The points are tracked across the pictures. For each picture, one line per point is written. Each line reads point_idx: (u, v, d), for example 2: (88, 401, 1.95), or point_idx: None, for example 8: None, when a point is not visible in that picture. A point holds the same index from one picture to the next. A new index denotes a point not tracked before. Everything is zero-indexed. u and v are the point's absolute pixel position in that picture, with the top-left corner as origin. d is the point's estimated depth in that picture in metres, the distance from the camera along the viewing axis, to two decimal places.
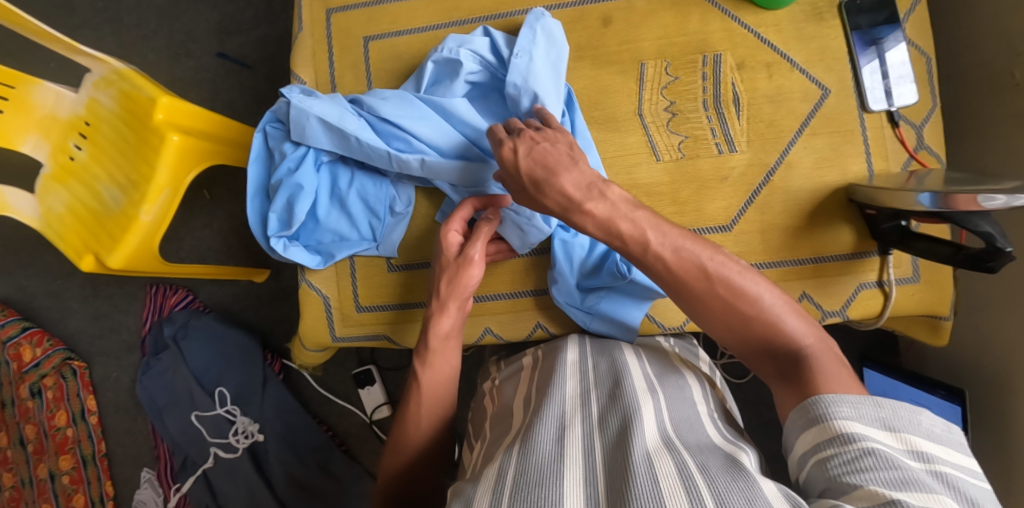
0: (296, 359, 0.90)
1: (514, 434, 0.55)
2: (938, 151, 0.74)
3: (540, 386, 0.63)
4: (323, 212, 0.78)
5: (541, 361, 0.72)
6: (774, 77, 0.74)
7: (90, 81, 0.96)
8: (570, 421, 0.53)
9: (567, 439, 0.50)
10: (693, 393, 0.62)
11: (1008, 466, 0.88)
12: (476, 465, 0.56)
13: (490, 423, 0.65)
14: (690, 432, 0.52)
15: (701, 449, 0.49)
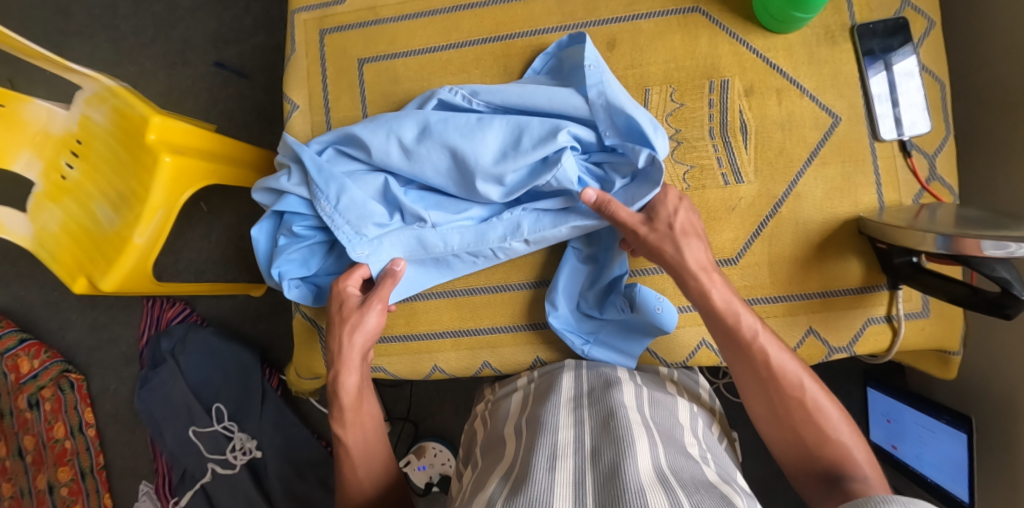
0: (293, 387, 0.87)
1: (505, 464, 0.54)
2: (950, 182, 0.72)
3: (536, 412, 0.62)
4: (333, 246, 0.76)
5: (535, 386, 0.71)
6: (784, 103, 0.72)
7: (82, 97, 0.94)
8: (563, 452, 0.52)
9: (558, 470, 0.49)
10: (686, 427, 0.60)
11: (1014, 496, 0.86)
12: (465, 494, 0.55)
13: (481, 451, 0.64)
14: (685, 467, 0.50)
15: (695, 486, 0.47)
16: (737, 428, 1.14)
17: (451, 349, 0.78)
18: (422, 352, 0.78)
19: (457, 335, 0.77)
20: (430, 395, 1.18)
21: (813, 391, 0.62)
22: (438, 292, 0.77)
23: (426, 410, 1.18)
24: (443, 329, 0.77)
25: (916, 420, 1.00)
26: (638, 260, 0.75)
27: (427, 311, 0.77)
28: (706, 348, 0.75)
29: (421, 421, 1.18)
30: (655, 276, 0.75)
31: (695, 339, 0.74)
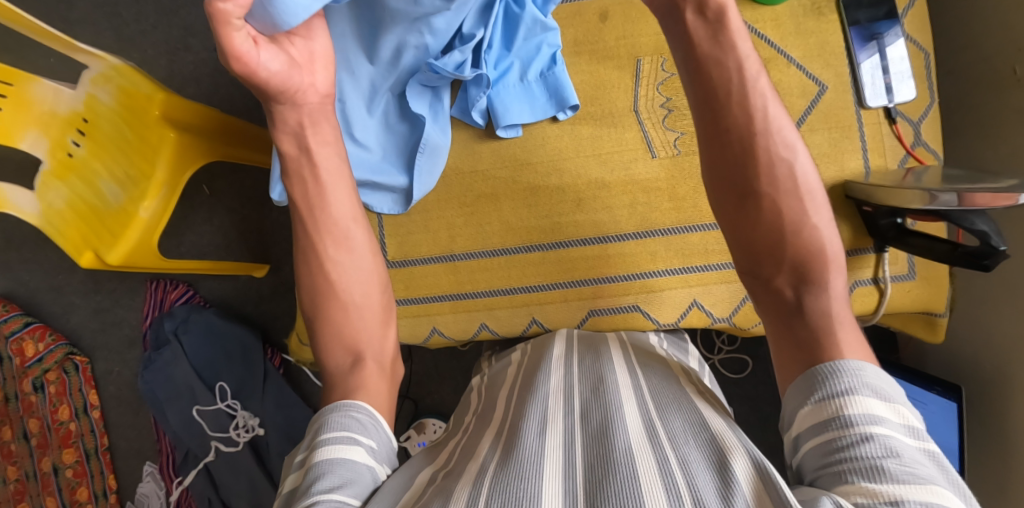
0: (295, 354, 0.89)
1: (498, 431, 0.55)
2: (934, 147, 0.74)
3: (528, 382, 0.63)
4: None
5: (529, 356, 0.71)
6: (771, 72, 0.74)
7: (87, 76, 0.92)
8: (553, 416, 0.53)
9: (549, 433, 0.50)
10: (677, 380, 0.62)
11: (1002, 462, 0.88)
12: (453, 454, 0.57)
13: (475, 418, 0.65)
14: (675, 417, 0.51)
15: (684, 435, 0.48)
16: (731, 403, 1.16)
17: (449, 313, 0.79)
18: (421, 316, 0.79)
19: (456, 298, 0.78)
20: (429, 373, 1.20)
21: (835, 252, 0.52)
22: (437, 257, 0.78)
23: (425, 387, 1.20)
24: (442, 293, 0.79)
25: (905, 392, 1.02)
26: (631, 224, 0.75)
27: (425, 276, 0.79)
28: (698, 308, 0.74)
29: (421, 398, 1.20)
30: (649, 239, 0.74)
31: (687, 300, 0.74)
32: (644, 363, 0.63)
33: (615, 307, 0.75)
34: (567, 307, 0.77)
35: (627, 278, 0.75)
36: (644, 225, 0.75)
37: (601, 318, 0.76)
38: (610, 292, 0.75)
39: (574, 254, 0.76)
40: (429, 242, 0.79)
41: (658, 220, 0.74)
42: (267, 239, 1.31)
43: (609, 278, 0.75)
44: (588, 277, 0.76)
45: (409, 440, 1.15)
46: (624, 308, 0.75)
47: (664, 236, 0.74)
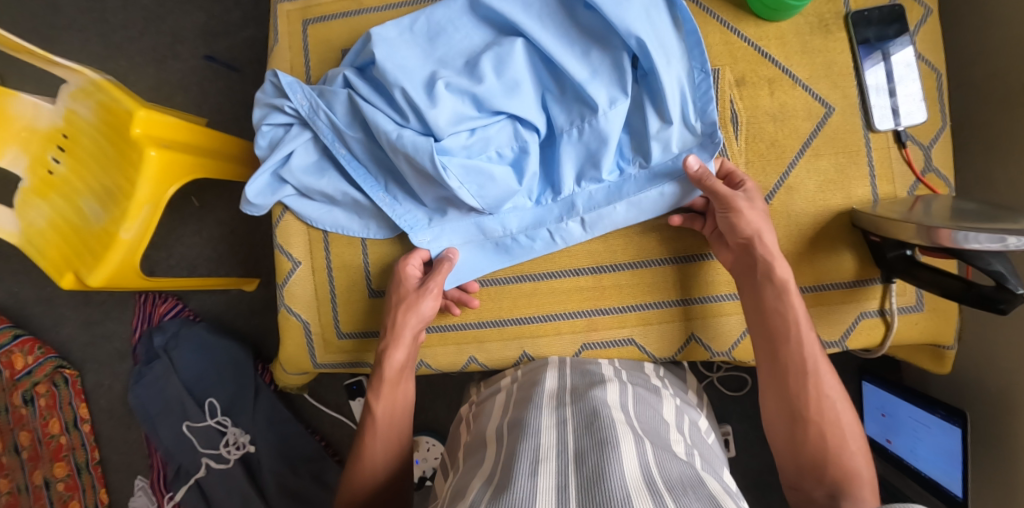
0: (279, 381, 0.85)
1: (487, 469, 0.53)
2: (946, 174, 0.71)
3: (519, 413, 0.61)
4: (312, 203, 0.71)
5: (518, 386, 0.69)
6: (776, 93, 0.71)
7: (67, 92, 0.92)
8: (546, 455, 0.51)
9: (541, 473, 0.47)
10: (672, 425, 0.59)
11: (1008, 492, 0.86)
12: (444, 500, 0.54)
13: (464, 454, 0.62)
14: (672, 467, 0.49)
15: (682, 487, 0.45)
16: (731, 422, 1.13)
17: (437, 345, 0.76)
18: None
19: (443, 330, 0.76)
20: (422, 390, 1.17)
21: (866, 470, 0.57)
22: None
23: (418, 405, 1.17)
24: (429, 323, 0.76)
25: (911, 415, 0.99)
26: (626, 254, 0.71)
27: None
28: (697, 344, 0.71)
29: (414, 416, 1.17)
30: (644, 269, 0.71)
31: (685, 335, 0.71)
32: (638, 402, 0.61)
33: (609, 340, 0.73)
34: (559, 340, 0.74)
35: (621, 311, 0.72)
36: (639, 256, 0.71)
37: (594, 351, 0.74)
38: (604, 324, 0.72)
39: (568, 285, 0.73)
40: None
41: (654, 250, 0.71)
42: (258, 251, 1.28)
43: (602, 310, 0.72)
44: (581, 309, 0.73)
45: None
46: (618, 342, 0.72)
47: (660, 266, 0.71)
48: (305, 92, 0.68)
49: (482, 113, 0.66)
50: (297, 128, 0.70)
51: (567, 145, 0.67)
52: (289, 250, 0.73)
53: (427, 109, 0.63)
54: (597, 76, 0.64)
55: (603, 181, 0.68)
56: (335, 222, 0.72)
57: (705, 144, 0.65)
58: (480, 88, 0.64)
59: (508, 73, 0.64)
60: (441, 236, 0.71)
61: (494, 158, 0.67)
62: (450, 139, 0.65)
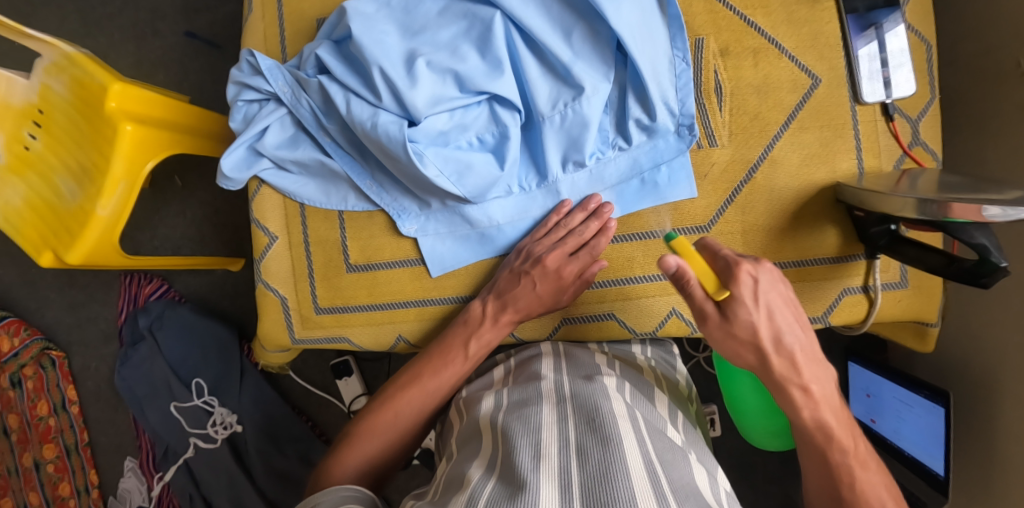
0: (261, 359, 0.83)
1: (486, 462, 0.52)
2: (934, 147, 0.70)
3: (517, 405, 0.60)
4: (293, 184, 0.69)
5: (511, 379, 0.68)
6: (760, 64, 0.67)
7: (40, 66, 0.90)
8: (547, 449, 0.50)
9: (545, 471, 0.47)
10: (667, 419, 0.60)
11: (989, 464, 0.87)
12: (439, 488, 0.55)
13: (457, 442, 0.62)
14: (675, 471, 0.49)
15: (685, 496, 0.46)
16: (716, 401, 1.14)
17: (414, 320, 0.71)
18: (384, 323, 0.72)
19: (420, 305, 0.70)
20: None
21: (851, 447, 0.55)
22: (401, 261, 0.70)
23: None
24: (406, 299, 0.70)
25: (896, 395, 0.99)
26: None
27: (390, 281, 0.70)
28: (676, 317, 0.70)
29: None
30: (625, 244, 0.69)
31: (665, 310, 0.70)
32: (635, 394, 0.61)
33: (589, 315, 0.72)
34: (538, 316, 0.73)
35: (602, 285, 0.70)
36: (620, 229, 0.68)
37: (576, 325, 0.73)
38: (583, 300, 0.71)
39: None
40: (391, 246, 0.70)
41: (636, 223, 0.68)
42: (241, 231, 1.27)
43: None
44: None
45: None
46: (599, 317, 0.72)
47: (641, 240, 0.68)
48: (287, 79, 0.66)
49: (464, 94, 0.61)
50: (274, 105, 0.67)
51: (549, 131, 0.62)
52: (266, 224, 0.71)
53: (405, 90, 0.58)
54: (580, 57, 0.60)
55: (587, 166, 0.65)
56: (311, 195, 0.69)
57: (682, 133, 0.64)
58: (463, 66, 0.60)
59: (491, 52, 0.60)
60: (428, 224, 0.68)
61: (474, 144, 0.63)
62: (428, 122, 0.61)
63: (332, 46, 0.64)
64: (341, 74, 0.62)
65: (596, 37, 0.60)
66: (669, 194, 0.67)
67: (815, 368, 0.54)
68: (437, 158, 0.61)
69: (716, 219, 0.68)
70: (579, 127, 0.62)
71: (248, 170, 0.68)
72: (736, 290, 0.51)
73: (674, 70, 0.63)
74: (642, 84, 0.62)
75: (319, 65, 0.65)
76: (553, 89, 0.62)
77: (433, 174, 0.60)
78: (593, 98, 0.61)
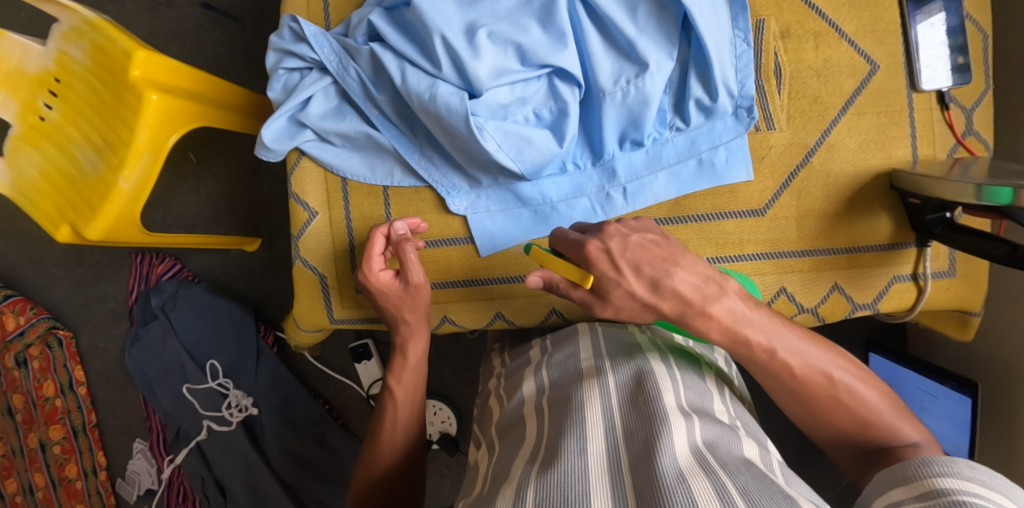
0: (291, 338, 0.81)
1: (529, 447, 0.51)
2: (986, 137, 0.69)
3: (559, 389, 0.59)
4: (334, 157, 0.67)
5: (551, 359, 0.66)
6: (820, 48, 0.66)
7: (58, 31, 0.86)
8: (592, 432, 0.49)
9: (591, 456, 0.46)
10: (715, 396, 0.58)
11: (1009, 456, 0.88)
12: (487, 481, 0.53)
13: (497, 430, 0.61)
14: (721, 445, 0.48)
15: (736, 466, 0.44)
16: None
17: (460, 301, 0.70)
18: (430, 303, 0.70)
19: (468, 285, 0.69)
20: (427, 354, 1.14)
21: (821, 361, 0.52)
22: (449, 239, 0.68)
23: None
24: (454, 279, 0.69)
25: (919, 385, 0.99)
26: (661, 209, 0.66)
27: (436, 259, 0.69)
28: None
29: None
30: (681, 226, 0.67)
31: None
32: (680, 369, 0.59)
33: None
34: None
35: None
36: (675, 211, 0.66)
37: None
38: None
39: None
40: (439, 224, 0.68)
41: (692, 205, 0.66)
42: (258, 211, 1.24)
43: None
44: None
45: None
46: None
47: (698, 223, 0.66)
48: (333, 47, 0.64)
49: (525, 68, 0.59)
50: (318, 74, 0.65)
51: (610, 107, 0.60)
52: (305, 199, 0.68)
53: (468, 60, 0.56)
54: (645, 33, 0.59)
55: (644, 145, 0.64)
56: (356, 169, 0.67)
57: (739, 116, 0.63)
58: (526, 38, 0.57)
59: (555, 24, 0.58)
60: (478, 202, 0.67)
61: (531, 119, 0.61)
62: (489, 94, 0.59)
63: (384, 13, 0.61)
64: (396, 41, 0.60)
65: (661, 12, 0.59)
66: (725, 177, 0.65)
67: (706, 290, 0.50)
68: (496, 132, 0.59)
69: (771, 202, 0.66)
70: (642, 105, 0.60)
71: (291, 140, 0.66)
72: (597, 269, 0.50)
73: (736, 51, 0.62)
74: (706, 63, 0.61)
75: (370, 33, 0.63)
76: (617, 64, 0.60)
77: (491, 148, 0.59)
78: (658, 75, 0.59)
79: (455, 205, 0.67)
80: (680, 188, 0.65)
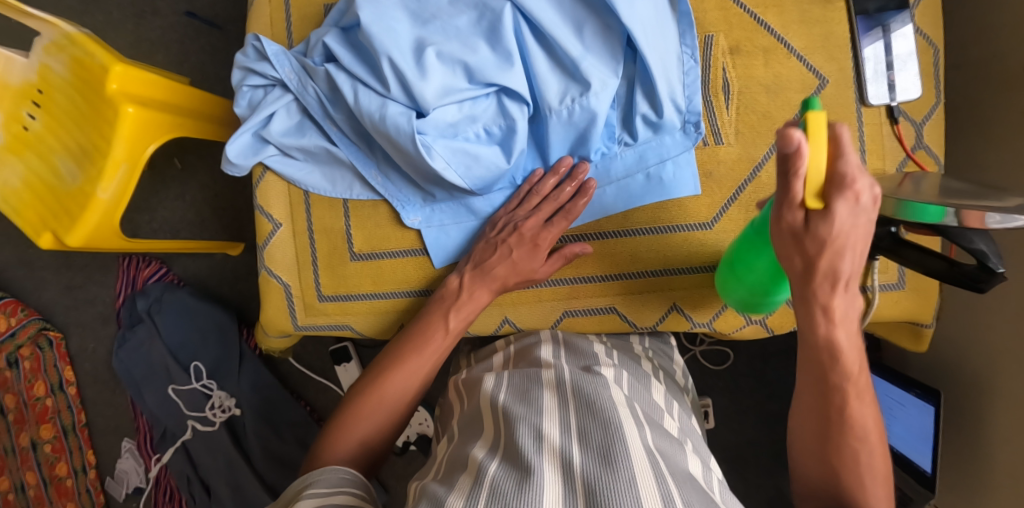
0: (262, 345, 0.84)
1: (486, 442, 0.53)
2: (937, 151, 0.69)
3: (517, 388, 0.60)
4: (297, 171, 0.69)
5: (513, 363, 0.68)
6: (770, 64, 0.67)
7: (40, 45, 0.89)
8: (550, 431, 0.51)
9: (547, 451, 0.48)
10: (664, 408, 0.61)
11: (974, 465, 0.89)
12: (442, 466, 0.55)
13: (459, 425, 0.63)
14: (670, 454, 0.50)
15: (680, 477, 0.46)
16: (711, 394, 1.16)
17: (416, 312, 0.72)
18: (388, 312, 0.72)
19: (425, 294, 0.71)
20: None
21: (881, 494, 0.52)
22: (407, 250, 0.70)
23: None
24: (411, 288, 0.71)
25: (890, 394, 1.01)
26: (609, 223, 0.69)
27: (394, 270, 0.70)
28: (676, 313, 0.71)
29: None
30: (628, 239, 0.69)
31: (665, 304, 0.71)
32: (635, 383, 0.61)
33: (591, 308, 0.72)
34: (540, 307, 0.74)
35: (605, 279, 0.71)
36: (624, 224, 0.69)
37: (577, 318, 0.73)
38: (586, 292, 0.72)
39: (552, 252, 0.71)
40: (397, 236, 0.70)
41: (639, 218, 0.68)
42: (242, 216, 1.27)
43: (584, 278, 0.71)
44: (564, 276, 0.72)
45: None
46: (600, 310, 0.72)
47: (645, 236, 0.69)
48: (293, 66, 0.66)
49: (473, 86, 0.61)
50: (280, 91, 0.67)
51: (556, 125, 0.63)
52: (269, 211, 0.71)
53: (415, 81, 0.59)
54: (590, 52, 0.61)
55: (592, 161, 0.66)
56: (317, 183, 0.70)
57: (688, 130, 0.65)
58: (473, 58, 0.60)
59: (501, 44, 0.60)
60: (433, 216, 0.69)
61: (482, 136, 0.63)
62: (436, 113, 0.61)
63: (340, 33, 0.64)
64: (349, 62, 0.62)
65: (606, 32, 0.61)
66: (674, 191, 0.67)
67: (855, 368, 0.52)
68: (445, 150, 0.61)
69: (718, 216, 0.68)
70: (587, 123, 0.62)
71: (254, 154, 0.68)
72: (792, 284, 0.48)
73: (683, 66, 0.63)
74: (650, 80, 0.63)
75: (326, 53, 0.65)
76: (562, 84, 0.62)
77: (440, 165, 0.61)
78: (602, 95, 0.61)
79: (411, 220, 0.69)
80: (630, 202, 0.67)
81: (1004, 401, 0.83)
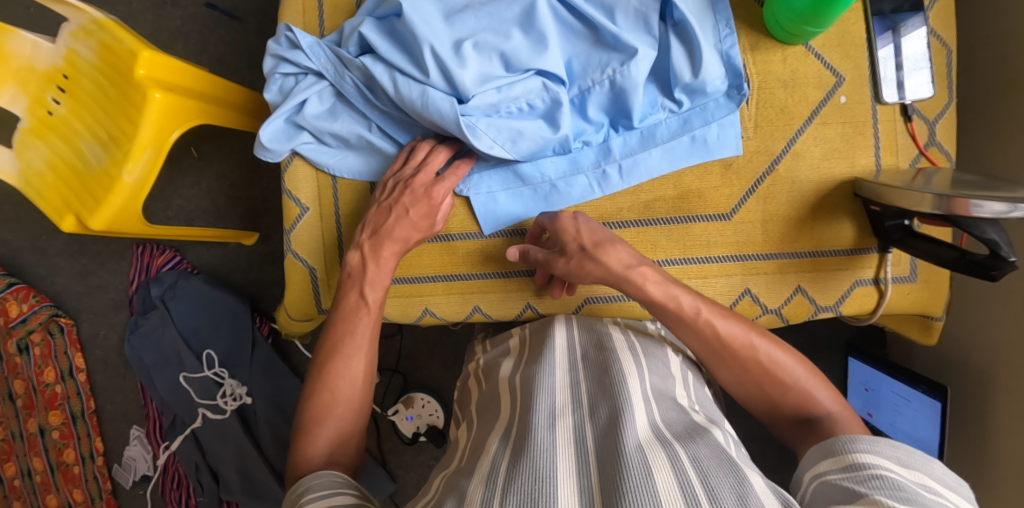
0: (284, 328, 0.85)
1: (503, 423, 0.54)
2: (948, 148, 0.72)
3: (531, 368, 0.61)
4: (339, 151, 0.71)
5: (529, 331, 0.72)
6: (788, 60, 0.70)
7: (67, 30, 0.90)
8: (563, 410, 0.53)
9: (559, 429, 0.49)
10: (677, 379, 0.61)
11: (979, 460, 0.91)
12: (465, 453, 0.56)
13: (477, 409, 0.64)
14: (678, 420, 0.52)
15: (691, 437, 0.48)
16: None
17: (442, 294, 0.77)
18: (412, 295, 0.77)
19: (448, 279, 0.76)
20: (418, 347, 1.19)
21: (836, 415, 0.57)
22: (432, 236, 0.75)
23: (414, 363, 1.19)
24: (434, 273, 0.76)
25: (894, 389, 1.02)
26: (632, 212, 0.72)
27: (419, 255, 0.75)
28: None
29: (410, 373, 1.19)
30: (649, 228, 0.72)
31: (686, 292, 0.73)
32: (649, 356, 0.62)
33: (612, 295, 0.75)
34: (562, 293, 0.75)
35: None
36: (645, 213, 0.72)
37: (598, 305, 0.75)
38: None
39: None
40: None
41: (660, 208, 0.72)
42: (256, 206, 1.28)
43: None
44: None
45: (397, 414, 1.15)
46: (621, 297, 0.75)
47: (666, 225, 0.72)
48: (329, 57, 0.68)
49: (510, 71, 0.64)
50: (314, 79, 0.69)
51: (597, 94, 0.67)
52: (297, 195, 0.73)
53: (456, 68, 0.62)
54: (625, 30, 0.65)
55: (636, 128, 0.69)
56: (351, 166, 0.72)
57: (731, 95, 0.68)
58: (508, 45, 0.63)
59: (536, 29, 0.64)
60: (480, 183, 0.72)
61: (524, 111, 0.66)
62: (476, 98, 0.64)
63: (375, 23, 0.66)
64: (386, 46, 0.64)
65: (638, 14, 0.65)
66: (718, 153, 0.70)
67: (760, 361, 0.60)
68: (489, 130, 0.65)
69: (747, 198, 0.71)
70: (627, 93, 0.66)
71: (291, 140, 0.70)
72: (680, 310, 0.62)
73: (718, 34, 0.68)
74: (688, 49, 0.66)
75: (361, 43, 0.67)
76: (600, 60, 0.66)
77: (486, 143, 0.66)
78: (642, 67, 0.65)
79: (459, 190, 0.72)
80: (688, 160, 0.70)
81: (1010, 395, 0.85)
